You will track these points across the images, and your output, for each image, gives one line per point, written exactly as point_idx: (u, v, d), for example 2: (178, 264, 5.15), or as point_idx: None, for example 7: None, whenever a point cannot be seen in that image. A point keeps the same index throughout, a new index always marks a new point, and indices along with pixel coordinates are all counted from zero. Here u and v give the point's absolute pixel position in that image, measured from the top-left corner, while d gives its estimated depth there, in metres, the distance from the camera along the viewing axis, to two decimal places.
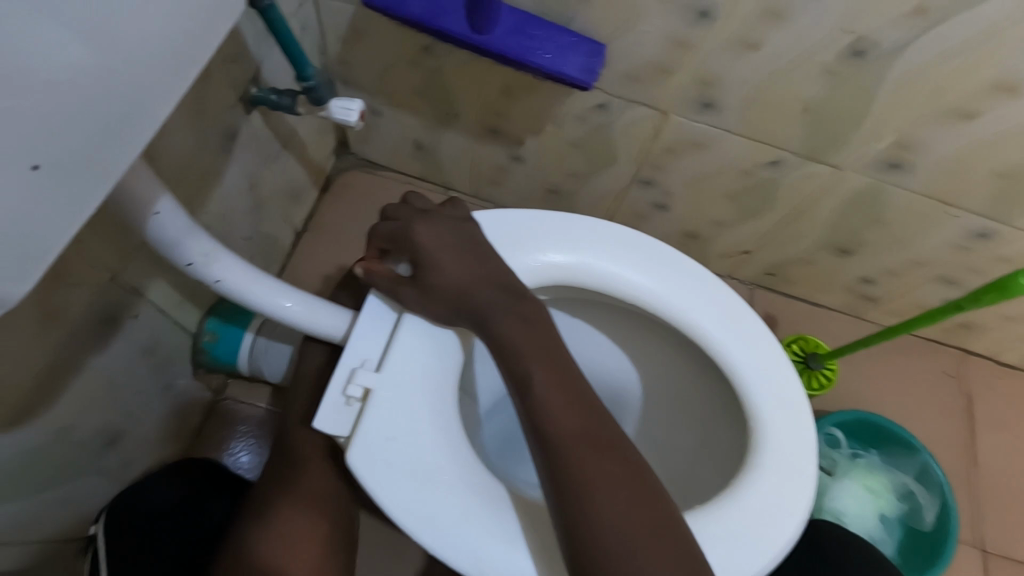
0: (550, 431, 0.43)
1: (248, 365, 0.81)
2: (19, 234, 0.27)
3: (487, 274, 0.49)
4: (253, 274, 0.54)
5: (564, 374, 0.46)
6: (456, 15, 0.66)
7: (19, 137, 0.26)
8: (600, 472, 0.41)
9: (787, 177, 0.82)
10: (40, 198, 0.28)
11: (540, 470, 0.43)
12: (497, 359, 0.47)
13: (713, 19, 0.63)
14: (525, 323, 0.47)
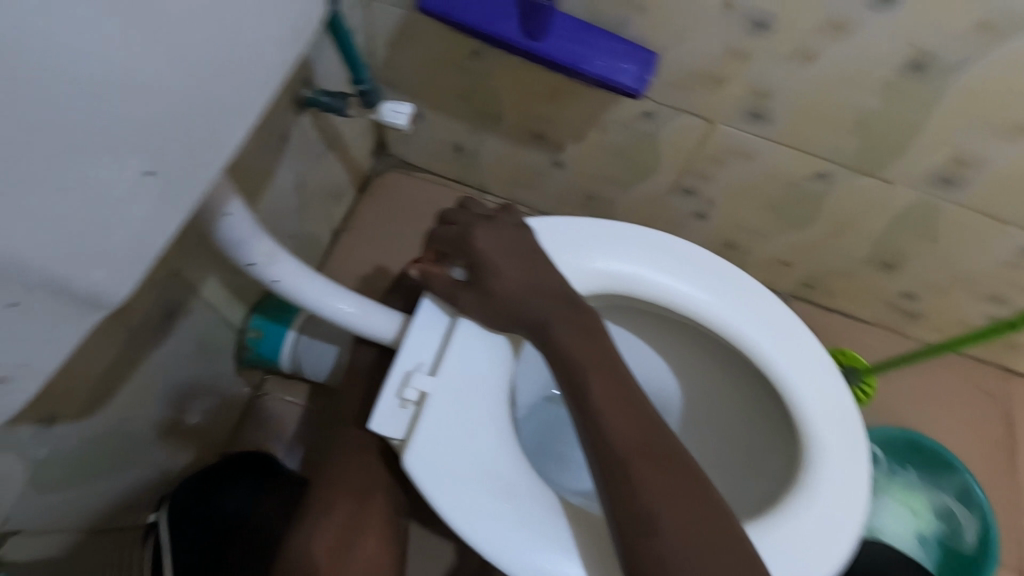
0: (608, 443, 0.43)
1: (290, 362, 0.82)
2: (132, 235, 0.29)
3: (545, 282, 0.49)
4: (309, 276, 0.56)
5: (622, 384, 0.45)
6: (511, 22, 0.67)
7: (137, 142, 0.27)
8: (661, 486, 0.41)
9: (833, 188, 0.82)
10: (151, 200, 0.29)
11: (596, 481, 0.43)
12: (553, 368, 0.47)
13: (770, 29, 0.63)
14: (581, 332, 0.47)
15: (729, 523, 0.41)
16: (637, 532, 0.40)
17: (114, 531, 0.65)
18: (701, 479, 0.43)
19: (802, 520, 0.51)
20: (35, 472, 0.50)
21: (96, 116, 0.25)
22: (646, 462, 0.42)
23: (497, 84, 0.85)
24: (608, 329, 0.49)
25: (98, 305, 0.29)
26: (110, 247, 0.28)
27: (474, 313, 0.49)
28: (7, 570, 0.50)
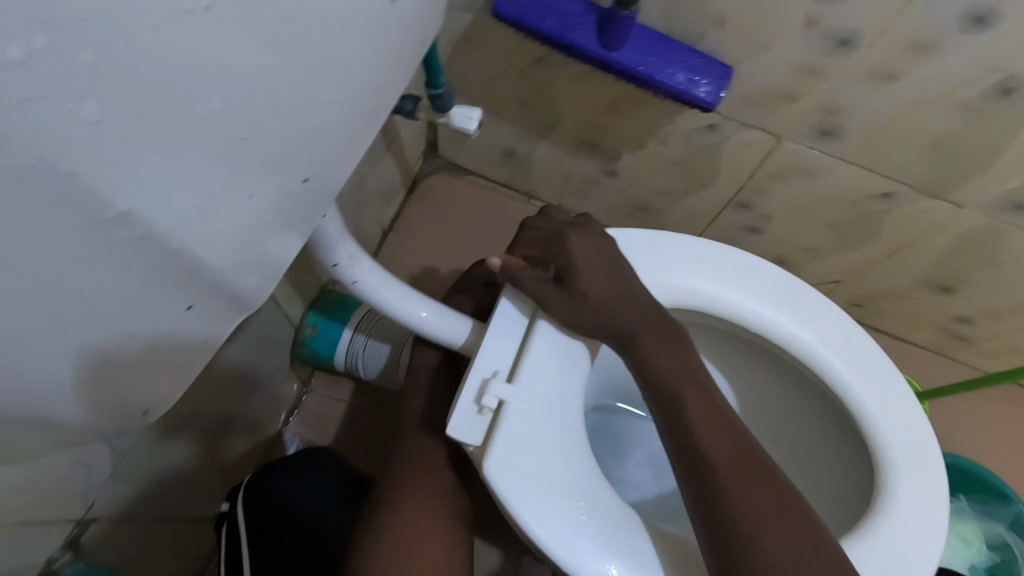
0: (705, 457, 0.43)
1: (344, 360, 0.82)
2: (276, 240, 0.30)
3: (636, 294, 0.49)
4: (385, 278, 0.56)
5: (713, 401, 0.46)
6: (586, 31, 0.66)
7: (306, 155, 0.28)
8: (760, 501, 0.41)
9: (898, 209, 0.81)
10: (299, 205, 0.31)
11: (691, 496, 0.43)
12: (641, 382, 0.48)
13: (852, 48, 0.63)
14: (669, 347, 0.48)
15: (828, 541, 0.41)
16: (738, 544, 0.40)
17: (189, 523, 0.68)
18: (798, 497, 0.43)
19: (886, 539, 0.51)
20: (117, 463, 0.50)
21: (281, 146, 0.27)
22: (743, 477, 0.42)
23: (558, 93, 0.85)
24: (694, 346, 0.50)
25: (245, 304, 0.32)
26: (260, 253, 0.30)
27: (561, 317, 0.48)
28: (93, 561, 0.52)
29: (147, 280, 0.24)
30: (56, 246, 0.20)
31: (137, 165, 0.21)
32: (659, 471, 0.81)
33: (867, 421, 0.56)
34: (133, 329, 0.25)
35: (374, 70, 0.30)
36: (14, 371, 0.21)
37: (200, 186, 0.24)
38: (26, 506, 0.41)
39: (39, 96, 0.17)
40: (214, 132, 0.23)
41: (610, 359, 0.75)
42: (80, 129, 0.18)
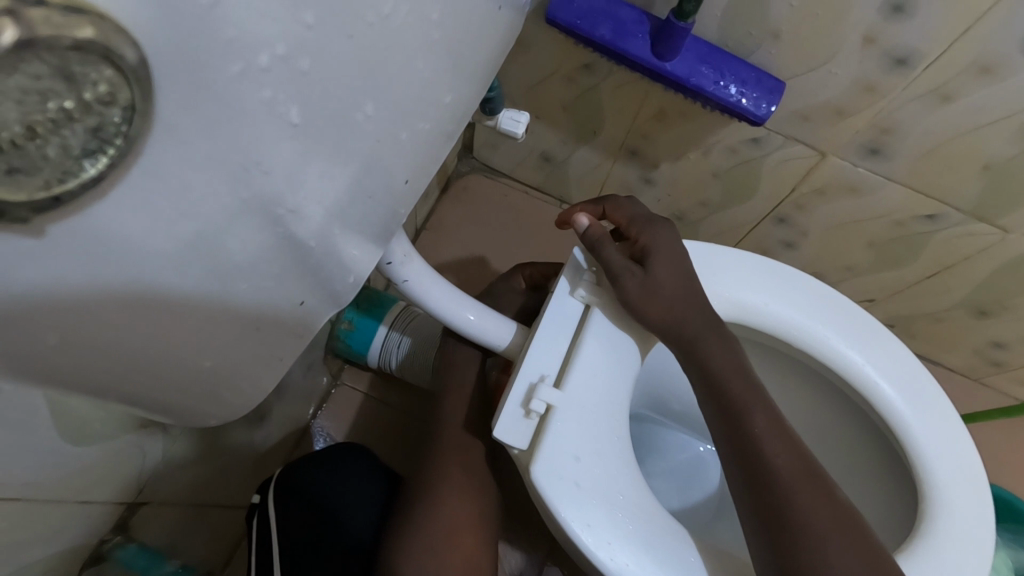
0: (768, 468, 0.45)
1: (378, 357, 0.82)
2: (368, 243, 0.33)
3: (704, 303, 0.51)
4: (432, 277, 0.55)
5: (776, 414, 0.48)
6: (641, 40, 0.66)
7: (411, 161, 0.32)
8: (823, 514, 0.44)
9: (942, 230, 0.80)
10: (393, 208, 0.33)
11: (752, 506, 0.45)
12: (703, 389, 0.50)
13: (911, 68, 0.62)
14: (732, 357, 0.50)
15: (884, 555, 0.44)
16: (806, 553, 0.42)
17: (224, 509, 0.69)
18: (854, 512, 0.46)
19: (937, 555, 0.51)
20: (170, 446, 0.51)
21: (399, 155, 0.30)
22: (806, 490, 0.44)
23: (603, 101, 0.85)
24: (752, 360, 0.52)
25: (336, 302, 0.34)
26: (354, 258, 0.32)
27: (634, 298, 0.50)
28: (145, 545, 0.53)
29: (283, 273, 0.27)
30: (240, 229, 0.23)
31: (309, 163, 0.24)
32: (685, 484, 0.81)
33: (911, 440, 0.56)
34: (263, 318, 0.28)
35: (449, 70, 0.30)
36: (172, 337, 0.24)
37: (339, 185, 0.27)
38: (85, 485, 0.42)
39: (266, 97, 0.21)
40: (362, 137, 0.26)
41: (655, 369, 0.76)
42: (283, 128, 0.22)
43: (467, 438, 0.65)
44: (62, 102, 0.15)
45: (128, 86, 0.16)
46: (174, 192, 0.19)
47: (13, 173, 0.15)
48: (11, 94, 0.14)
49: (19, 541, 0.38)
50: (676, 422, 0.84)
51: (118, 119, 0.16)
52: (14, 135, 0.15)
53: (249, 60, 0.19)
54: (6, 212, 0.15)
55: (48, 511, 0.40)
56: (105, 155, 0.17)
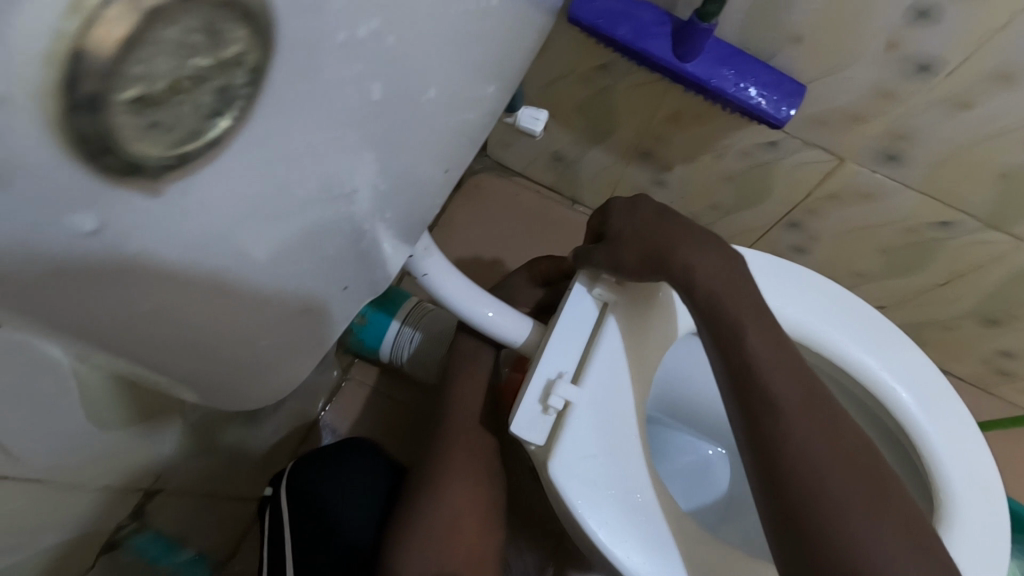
0: (764, 393, 0.46)
1: (390, 351, 0.82)
2: (405, 234, 0.33)
3: (692, 232, 0.52)
4: (450, 272, 0.55)
5: (774, 335, 0.49)
6: (662, 40, 0.66)
7: (455, 151, 0.32)
8: (816, 437, 0.44)
9: (956, 238, 0.80)
10: (431, 200, 0.34)
11: (748, 435, 0.46)
12: (704, 324, 0.51)
13: (932, 73, 0.62)
14: (731, 290, 0.50)
15: (887, 483, 0.44)
16: (795, 467, 0.43)
17: (233, 501, 0.69)
18: (855, 431, 0.46)
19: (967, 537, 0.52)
20: (186, 435, 0.51)
21: (446, 142, 0.31)
22: (800, 414, 0.45)
23: (618, 103, 0.85)
24: (755, 284, 0.52)
25: (374, 290, 0.34)
26: (393, 246, 0.33)
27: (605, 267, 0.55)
28: (152, 534, 0.52)
29: (336, 251, 0.27)
30: (311, 195, 0.23)
31: (376, 141, 0.25)
32: (694, 486, 0.81)
33: (926, 447, 0.57)
34: (315, 296, 0.28)
35: (491, 66, 0.30)
36: (242, 312, 0.24)
37: (394, 165, 0.27)
38: (102, 472, 0.42)
39: (356, 72, 0.21)
40: (423, 119, 0.27)
41: (670, 370, 0.76)
42: (364, 101, 0.23)
43: (478, 433, 0.65)
44: (203, 60, 0.16)
45: (256, 48, 0.17)
46: (269, 158, 0.20)
47: (160, 129, 0.16)
48: (163, 52, 0.15)
49: (36, 526, 0.38)
50: (687, 424, 0.84)
51: (241, 80, 0.17)
52: (161, 91, 0.15)
53: (352, 31, 0.20)
54: (142, 164, 0.16)
55: (65, 496, 0.39)
56: (227, 116, 0.18)
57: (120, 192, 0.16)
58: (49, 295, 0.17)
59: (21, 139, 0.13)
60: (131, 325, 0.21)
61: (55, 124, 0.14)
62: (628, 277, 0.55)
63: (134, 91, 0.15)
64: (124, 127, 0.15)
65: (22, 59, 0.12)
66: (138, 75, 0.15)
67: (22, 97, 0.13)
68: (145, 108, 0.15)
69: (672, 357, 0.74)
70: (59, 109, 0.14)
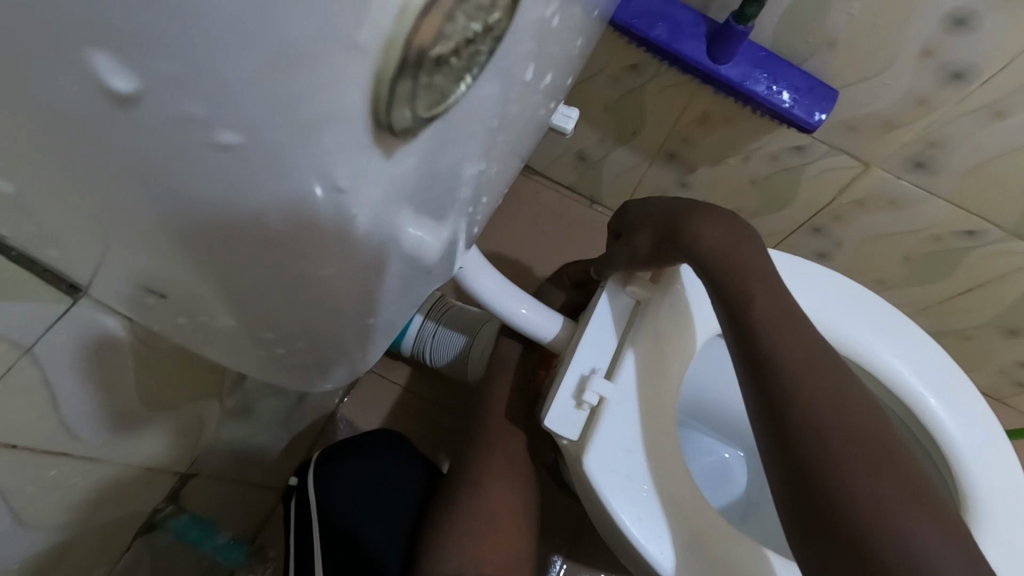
0: (768, 356, 0.47)
1: (412, 345, 0.82)
2: (482, 219, 0.34)
3: (702, 206, 0.53)
4: (483, 266, 0.54)
5: (782, 303, 0.49)
6: (696, 41, 0.66)
7: (531, 136, 0.33)
8: (821, 399, 0.44)
9: (980, 248, 0.81)
10: (506, 186, 0.34)
11: (756, 398, 0.46)
12: (713, 294, 0.52)
13: (967, 82, 0.63)
14: (741, 258, 0.51)
15: (897, 449, 0.43)
16: (798, 432, 0.43)
17: (259, 489, 0.69)
18: (867, 405, 0.45)
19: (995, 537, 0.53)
20: (222, 421, 0.51)
21: (532, 128, 0.32)
22: (804, 377, 0.45)
23: (647, 104, 0.85)
24: (771, 259, 0.52)
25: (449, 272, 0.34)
26: (471, 230, 0.33)
27: (626, 264, 0.58)
28: (187, 516, 0.52)
29: (448, 227, 0.27)
30: (464, 162, 0.24)
31: (509, 115, 0.26)
32: (713, 488, 0.82)
33: (953, 452, 0.57)
34: (422, 270, 0.27)
35: (568, 62, 0.31)
36: (378, 282, 0.23)
37: (506, 141, 0.28)
38: (148, 454, 0.43)
39: (528, 50, 0.23)
40: (535, 103, 0.29)
41: (697, 377, 0.75)
42: (520, 78, 0.24)
43: (507, 426, 0.66)
44: (477, 23, 0.17)
45: (504, 19, 0.19)
46: (457, 135, 0.21)
47: (431, 89, 0.17)
48: (462, 11, 0.16)
49: (86, 505, 0.39)
50: (705, 425, 0.84)
51: (484, 49, 0.18)
52: (448, 52, 0.16)
53: (541, 13, 0.22)
54: (410, 118, 0.17)
55: (115, 474, 0.40)
56: (466, 81, 0.19)
57: (376, 155, 0.17)
58: (239, 224, 0.18)
59: (350, 90, 0.15)
60: (284, 275, 0.20)
61: (381, 78, 0.15)
62: (648, 266, 0.56)
63: (442, 50, 0.16)
64: (419, 81, 0.16)
65: (389, 14, 0.14)
66: (446, 35, 0.16)
67: (372, 49, 0.14)
68: (433, 68, 0.16)
69: (700, 362, 0.73)
70: (390, 60, 0.15)
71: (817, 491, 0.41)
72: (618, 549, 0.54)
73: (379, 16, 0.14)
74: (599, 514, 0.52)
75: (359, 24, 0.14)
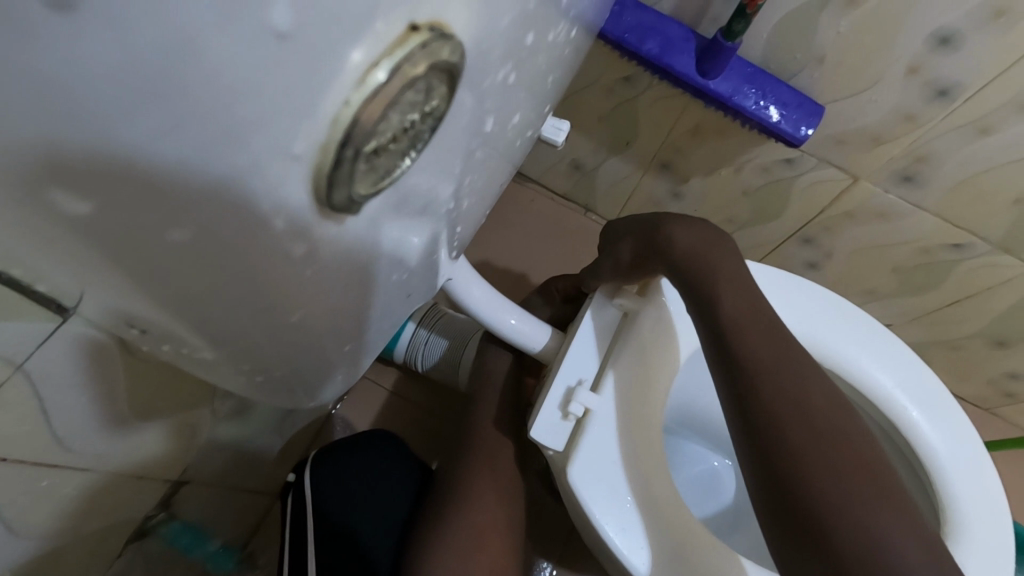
0: (739, 357, 0.48)
1: (405, 353, 0.84)
2: (462, 244, 0.34)
3: (679, 213, 0.56)
4: (475, 277, 0.55)
5: (752, 303, 0.50)
6: (687, 56, 0.67)
7: (510, 164, 0.34)
8: (787, 400, 0.45)
9: (968, 260, 0.81)
10: (484, 212, 0.35)
11: (728, 398, 0.48)
12: (688, 298, 0.53)
13: (952, 99, 0.64)
14: (715, 262, 0.52)
15: (863, 446, 0.45)
16: (766, 434, 0.44)
17: (252, 492, 0.70)
18: (835, 403, 0.47)
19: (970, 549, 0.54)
20: (214, 428, 0.52)
21: (511, 157, 0.33)
22: (771, 377, 0.46)
23: (640, 113, 0.86)
24: (746, 261, 0.54)
25: (429, 290, 0.35)
26: (449, 258, 0.34)
27: (613, 276, 0.59)
28: (179, 521, 0.53)
29: (420, 263, 0.28)
30: (434, 206, 0.25)
31: (477, 158, 0.27)
32: (702, 495, 0.83)
33: (935, 465, 0.58)
34: (397, 301, 0.29)
35: (543, 95, 0.31)
36: (347, 321, 0.25)
37: (478, 177, 0.29)
38: (141, 460, 0.44)
39: (485, 108, 0.24)
40: (508, 141, 0.30)
41: (686, 387, 0.76)
42: (481, 131, 0.25)
43: (501, 438, 0.67)
44: (414, 115, 0.18)
45: (446, 98, 0.19)
46: (420, 186, 0.22)
47: (372, 171, 0.18)
48: (395, 109, 0.17)
49: (78, 511, 0.40)
50: (696, 435, 0.85)
51: (426, 129, 0.19)
52: (385, 142, 0.18)
53: (496, 76, 0.22)
54: (349, 201, 0.18)
55: (108, 481, 0.41)
56: (409, 158, 0.20)
57: (327, 227, 0.19)
58: (199, 294, 0.20)
59: (292, 187, 0.17)
60: (250, 333, 0.22)
61: (319, 170, 0.17)
62: (631, 276, 0.58)
63: (372, 145, 0.17)
64: (353, 173, 0.17)
65: (320, 125, 0.16)
66: (378, 131, 0.17)
67: (306, 155, 0.16)
68: (371, 157, 0.18)
69: (689, 372, 0.74)
70: (326, 159, 0.17)
71: (786, 491, 0.43)
72: (601, 556, 0.55)
73: (312, 128, 0.16)
74: (584, 523, 0.53)
75: (293, 136, 0.16)
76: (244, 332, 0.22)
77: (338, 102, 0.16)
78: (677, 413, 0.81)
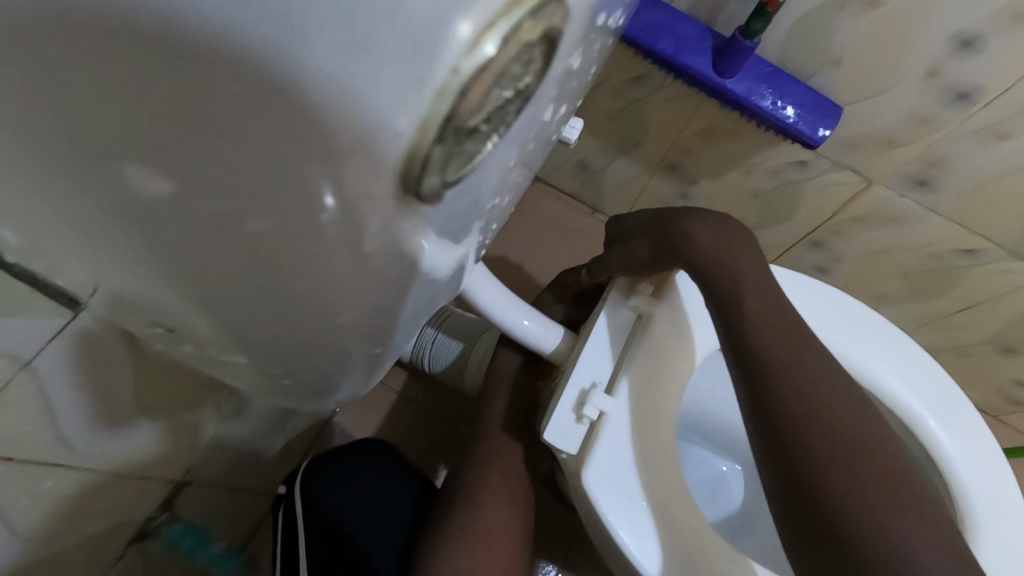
0: (758, 357, 0.46)
1: (412, 354, 0.81)
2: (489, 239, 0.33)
3: (699, 210, 0.54)
4: (488, 279, 0.53)
5: (772, 303, 0.49)
6: (704, 55, 0.66)
7: (539, 156, 0.32)
8: (809, 403, 0.44)
9: (979, 266, 0.81)
10: (511, 207, 0.33)
11: (746, 399, 0.47)
12: (707, 297, 0.51)
13: (971, 103, 0.63)
14: (735, 261, 0.51)
15: (884, 450, 0.44)
16: (786, 437, 0.43)
17: (253, 493, 0.69)
18: (856, 407, 0.46)
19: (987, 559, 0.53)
20: (218, 429, 0.51)
21: (542, 148, 0.31)
22: (792, 379, 0.45)
23: (650, 114, 0.85)
24: (767, 261, 0.52)
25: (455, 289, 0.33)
26: (476, 254, 0.32)
27: (625, 269, 0.58)
28: (181, 524, 0.52)
29: (458, 258, 0.27)
30: (483, 196, 0.23)
31: (525, 146, 0.25)
32: (709, 498, 0.82)
33: (953, 474, 0.57)
34: (430, 297, 0.27)
35: (581, 85, 0.29)
36: (389, 318, 0.23)
37: (518, 167, 0.27)
38: (144, 461, 0.42)
39: (549, 91, 0.22)
40: (547, 130, 0.28)
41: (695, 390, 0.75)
42: (538, 117, 0.23)
43: (506, 437, 0.66)
44: (510, 91, 0.16)
45: (534, 77, 0.17)
46: (482, 175, 0.21)
47: (461, 155, 0.16)
48: (497, 86, 0.15)
49: (81, 513, 0.39)
50: (703, 439, 0.84)
51: (511, 112, 0.17)
52: (480, 123, 0.16)
53: (566, 56, 0.20)
54: (432, 188, 0.16)
55: (111, 483, 0.40)
56: (490, 142, 0.18)
57: (401, 215, 0.17)
58: (252, 270, 0.19)
59: (384, 165, 0.15)
60: (284, 322, 0.21)
61: (416, 151, 0.15)
62: (643, 273, 0.57)
63: (476, 122, 0.15)
64: (441, 154, 0.15)
65: (426, 97, 0.14)
66: (480, 110, 0.15)
67: (407, 132, 0.15)
68: (465, 139, 0.16)
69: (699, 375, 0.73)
70: (425, 140, 0.15)
71: (805, 496, 0.42)
72: (612, 562, 0.54)
73: (419, 101, 0.14)
74: (596, 528, 0.52)
75: (397, 108, 0.14)
76: (280, 319, 0.21)
77: (446, 71, 0.14)
78: (685, 416, 0.80)
